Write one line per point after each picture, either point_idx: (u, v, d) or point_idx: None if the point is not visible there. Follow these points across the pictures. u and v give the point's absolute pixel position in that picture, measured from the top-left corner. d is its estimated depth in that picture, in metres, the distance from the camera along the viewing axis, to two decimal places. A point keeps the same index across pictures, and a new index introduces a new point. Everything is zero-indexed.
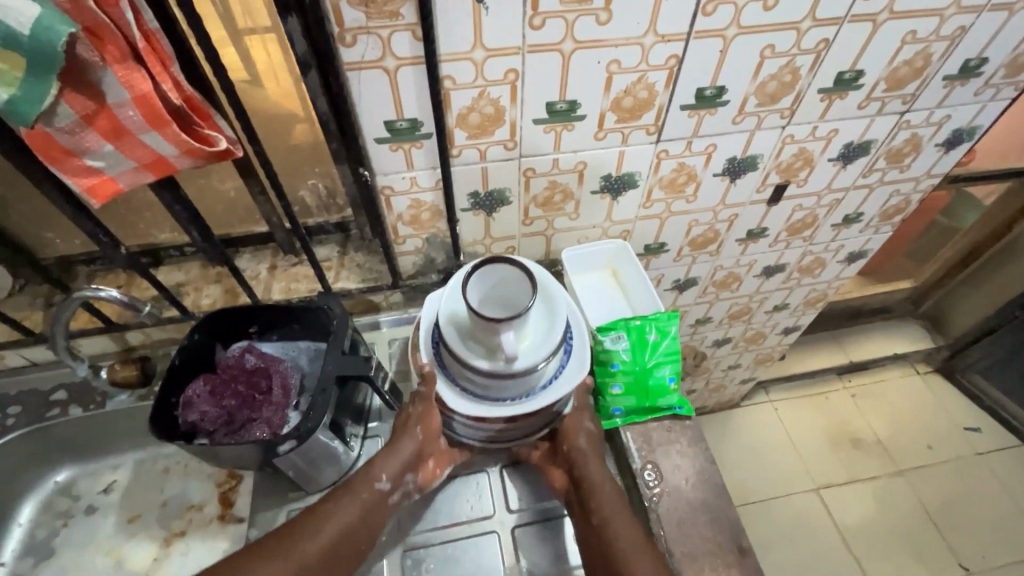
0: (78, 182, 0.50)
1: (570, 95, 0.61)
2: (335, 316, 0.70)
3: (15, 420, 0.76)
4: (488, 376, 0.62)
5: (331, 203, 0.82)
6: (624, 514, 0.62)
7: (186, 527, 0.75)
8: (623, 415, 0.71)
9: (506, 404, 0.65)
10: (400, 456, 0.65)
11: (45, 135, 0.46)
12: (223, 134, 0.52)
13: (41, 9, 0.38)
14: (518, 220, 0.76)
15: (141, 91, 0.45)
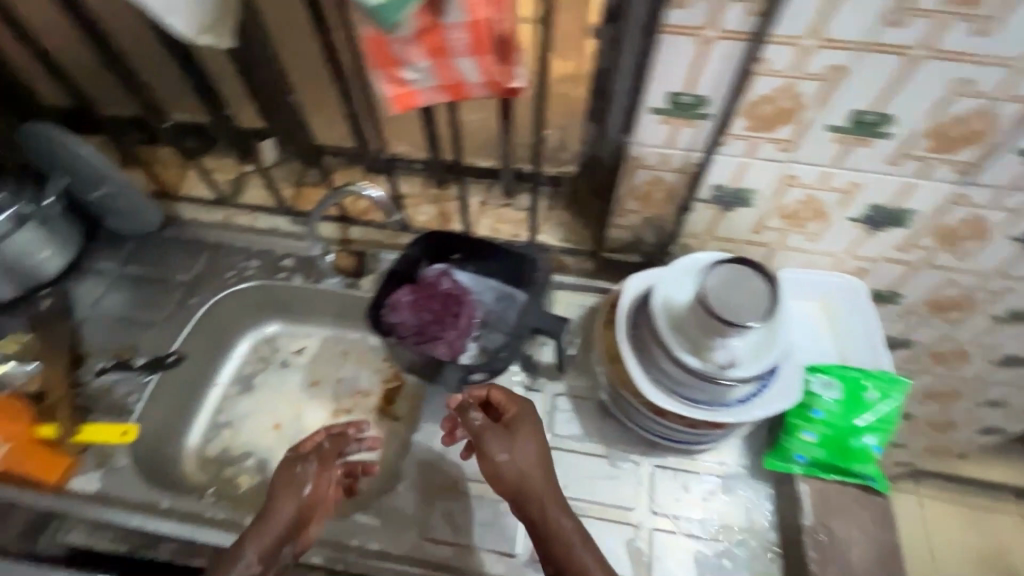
0: (390, 88, 0.56)
1: (702, 89, 0.57)
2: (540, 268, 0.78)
3: (148, 256, 0.93)
4: (689, 381, 0.63)
5: (463, 148, 0.87)
6: (536, 475, 0.64)
7: (266, 379, 0.93)
8: (804, 465, 0.69)
9: (690, 404, 0.65)
10: (279, 513, 0.64)
11: (383, 40, 0.52)
12: (517, 76, 0.55)
13: None
14: (614, 207, 0.75)
15: (479, 16, 0.50)
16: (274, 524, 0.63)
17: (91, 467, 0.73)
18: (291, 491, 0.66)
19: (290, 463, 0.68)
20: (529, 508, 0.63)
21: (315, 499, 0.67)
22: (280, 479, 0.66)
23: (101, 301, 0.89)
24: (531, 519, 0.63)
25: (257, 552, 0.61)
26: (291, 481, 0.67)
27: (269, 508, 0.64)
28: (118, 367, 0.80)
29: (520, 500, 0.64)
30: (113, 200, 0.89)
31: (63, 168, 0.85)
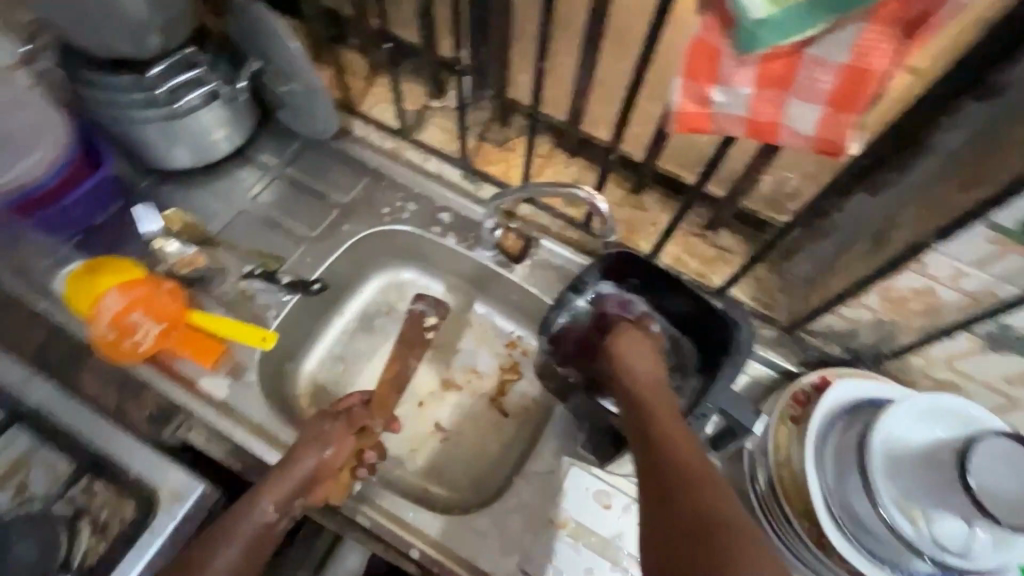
0: (681, 104, 0.45)
1: None
2: (740, 334, 0.66)
3: (316, 166, 0.89)
4: (880, 532, 0.56)
5: (678, 157, 0.74)
6: (678, 436, 0.56)
7: (390, 323, 0.88)
8: None
9: (860, 548, 0.58)
10: (297, 465, 0.64)
11: (712, 46, 0.41)
12: (857, 143, 0.42)
13: None
14: (851, 292, 0.62)
15: (866, 62, 0.37)
16: (296, 474, 0.64)
17: (222, 371, 0.73)
18: (314, 439, 0.67)
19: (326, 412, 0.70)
20: (650, 461, 0.55)
21: (317, 475, 0.65)
22: (311, 431, 0.68)
23: (258, 197, 0.87)
24: (677, 478, 0.52)
25: (271, 496, 0.63)
26: (320, 434, 0.68)
27: (293, 457, 0.65)
28: (263, 276, 0.78)
29: (665, 489, 0.52)
30: (293, 97, 0.84)
31: (258, 52, 0.80)
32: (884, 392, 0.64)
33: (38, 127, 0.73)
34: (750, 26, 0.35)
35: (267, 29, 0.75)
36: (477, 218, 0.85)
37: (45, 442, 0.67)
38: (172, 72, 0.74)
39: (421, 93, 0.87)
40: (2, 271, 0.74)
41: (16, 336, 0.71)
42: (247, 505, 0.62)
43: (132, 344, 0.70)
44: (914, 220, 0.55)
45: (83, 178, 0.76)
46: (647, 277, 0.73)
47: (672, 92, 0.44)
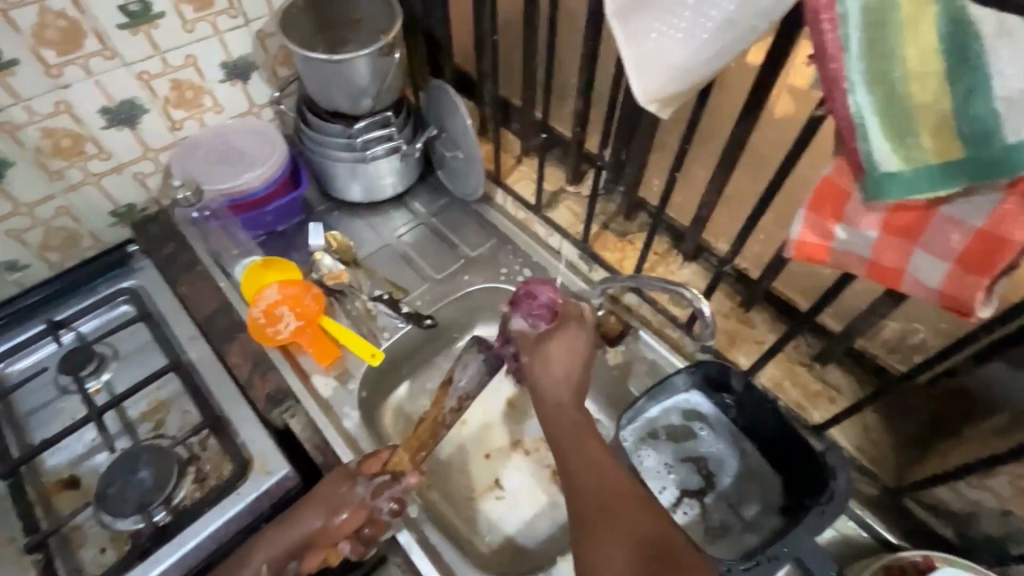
0: (801, 235, 0.48)
1: None
2: (838, 480, 0.60)
3: (456, 222, 1.02)
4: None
5: (795, 284, 0.74)
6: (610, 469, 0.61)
7: None
8: None
9: None
10: (298, 527, 0.66)
11: (840, 188, 0.44)
12: (990, 308, 0.41)
13: (993, 110, 0.33)
14: (972, 469, 0.56)
15: (1003, 229, 0.38)
16: (294, 532, 0.66)
17: (333, 373, 0.83)
18: (321, 501, 0.67)
19: (350, 477, 0.69)
20: (576, 460, 0.63)
21: (330, 529, 0.67)
22: (321, 493, 0.68)
23: (401, 236, 1.01)
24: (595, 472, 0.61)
25: (264, 556, 0.65)
26: (330, 497, 0.68)
27: (296, 515, 0.67)
28: (389, 303, 0.88)
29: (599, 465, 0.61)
30: (454, 162, 0.99)
31: (437, 122, 0.97)
32: None
33: (264, 149, 0.94)
34: (879, 175, 0.38)
35: (451, 107, 0.91)
36: (584, 296, 0.91)
37: (186, 392, 0.81)
38: (371, 127, 0.92)
39: (560, 178, 0.97)
40: (202, 247, 0.92)
41: (195, 301, 0.88)
42: (249, 557, 0.65)
43: (274, 331, 0.83)
44: None
45: (283, 193, 0.95)
46: (742, 396, 0.71)
47: (794, 222, 0.48)
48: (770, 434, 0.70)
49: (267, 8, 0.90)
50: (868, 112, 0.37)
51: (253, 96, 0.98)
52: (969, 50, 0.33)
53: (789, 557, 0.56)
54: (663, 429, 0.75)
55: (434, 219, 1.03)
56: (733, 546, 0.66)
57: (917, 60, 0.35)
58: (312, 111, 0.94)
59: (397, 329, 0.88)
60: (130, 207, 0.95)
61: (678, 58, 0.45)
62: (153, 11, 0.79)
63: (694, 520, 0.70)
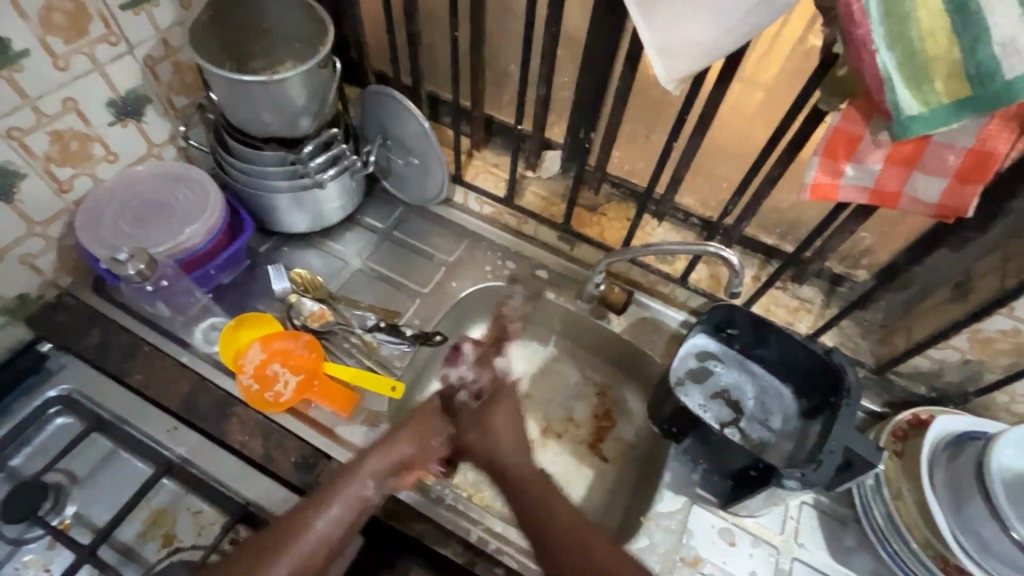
0: (815, 177, 0.55)
1: None
2: (848, 376, 0.71)
3: (422, 231, 0.98)
4: (1008, 557, 0.60)
5: (760, 222, 0.85)
6: (555, 508, 0.67)
7: None
8: None
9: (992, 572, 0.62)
10: (399, 448, 0.68)
11: (850, 133, 0.51)
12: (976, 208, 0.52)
13: (994, 54, 0.41)
14: (937, 336, 0.71)
15: (990, 146, 0.48)
16: (394, 453, 0.68)
17: (358, 420, 0.76)
18: (420, 429, 0.72)
19: (442, 415, 0.75)
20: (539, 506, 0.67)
21: (428, 450, 0.71)
22: (417, 423, 0.72)
23: (367, 258, 0.94)
24: (550, 527, 0.65)
25: (373, 466, 0.66)
26: (425, 428, 0.72)
27: (394, 438, 0.69)
28: (388, 329, 0.83)
29: (564, 530, 0.64)
30: (407, 169, 0.94)
31: (382, 130, 0.91)
32: (979, 425, 0.70)
33: (194, 197, 0.80)
34: (904, 119, 0.45)
35: (399, 111, 0.86)
36: (575, 274, 0.94)
37: (190, 491, 0.70)
38: (317, 148, 0.84)
39: (518, 165, 0.97)
40: (145, 326, 0.79)
41: (159, 387, 0.74)
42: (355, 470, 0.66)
43: (275, 394, 0.75)
44: (997, 272, 0.64)
45: (226, 241, 0.83)
46: (744, 328, 0.80)
47: (808, 168, 0.55)
48: (776, 353, 0.80)
49: (152, 27, 0.75)
50: (891, 68, 0.44)
51: (151, 136, 0.83)
52: (970, 8, 0.40)
53: (841, 449, 0.66)
54: (686, 376, 0.83)
55: (397, 231, 0.98)
56: (778, 455, 0.77)
57: (928, 21, 0.42)
58: (237, 141, 0.82)
59: (408, 354, 0.83)
60: (22, 298, 0.76)
61: (706, 39, 0.49)
62: (13, 49, 0.63)
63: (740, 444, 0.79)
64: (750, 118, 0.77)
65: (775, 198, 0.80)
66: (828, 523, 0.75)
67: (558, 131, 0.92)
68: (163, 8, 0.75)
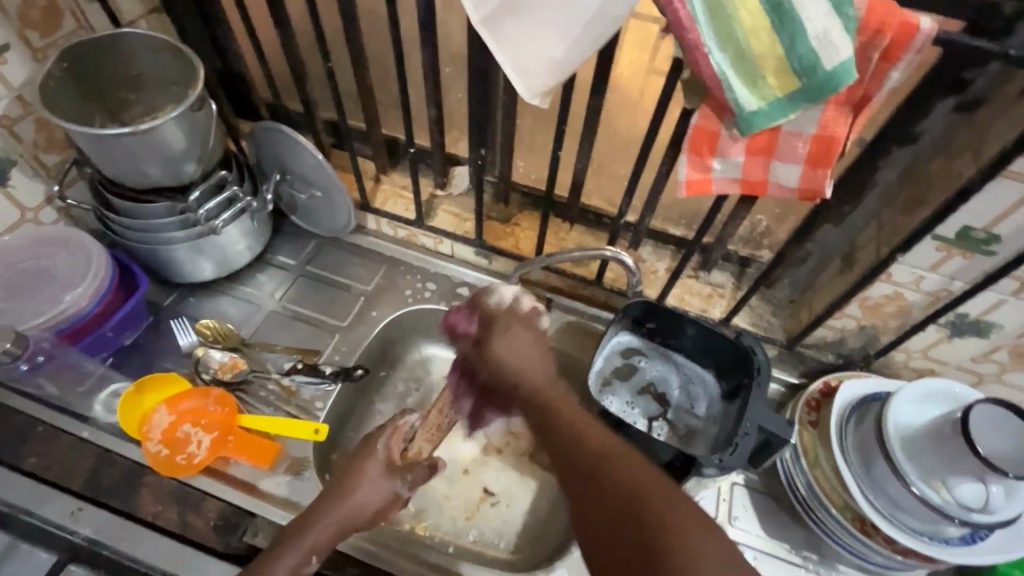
0: (687, 174, 0.56)
1: (999, 228, 0.57)
2: (758, 358, 0.74)
3: (337, 262, 0.96)
4: (913, 509, 0.63)
5: (664, 215, 0.86)
6: (589, 429, 0.54)
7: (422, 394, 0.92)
8: None
9: (901, 526, 0.65)
10: (353, 499, 0.66)
11: (709, 130, 0.53)
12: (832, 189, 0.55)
13: (811, 48, 0.43)
14: (833, 307, 0.74)
15: (831, 130, 0.50)
16: (350, 506, 0.65)
17: (280, 469, 0.74)
18: (373, 484, 0.68)
19: (390, 473, 0.70)
20: (568, 467, 0.52)
21: (383, 507, 0.68)
22: (364, 469, 0.69)
23: (282, 298, 0.91)
24: (591, 457, 0.51)
25: (316, 538, 0.63)
26: (367, 475, 0.69)
27: (347, 487, 0.67)
28: (307, 370, 0.81)
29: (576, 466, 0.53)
30: (312, 202, 0.92)
31: (280, 166, 0.88)
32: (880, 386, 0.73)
33: (76, 260, 0.76)
34: (745, 115, 0.47)
35: (292, 146, 0.84)
36: (496, 288, 0.94)
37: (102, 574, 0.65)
38: (208, 193, 0.80)
39: (427, 184, 0.96)
40: (39, 405, 0.74)
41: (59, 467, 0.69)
42: (307, 534, 0.63)
43: (188, 457, 0.72)
44: (874, 242, 0.67)
45: (121, 302, 0.78)
46: (661, 321, 0.82)
47: (680, 166, 0.56)
48: (693, 342, 0.82)
49: (5, 87, 0.70)
50: (726, 68, 0.45)
51: (22, 199, 0.78)
52: (783, 6, 0.42)
53: (756, 429, 0.68)
54: (613, 376, 0.84)
55: (312, 266, 0.95)
56: (705, 441, 0.79)
57: (749, 21, 0.43)
58: (119, 196, 0.78)
59: (331, 393, 0.81)
60: None
61: (557, 56, 0.49)
62: None
63: (670, 436, 0.80)
64: (638, 118, 0.79)
65: (673, 191, 0.82)
66: (759, 499, 0.77)
67: (461, 147, 0.92)
68: (14, 65, 0.70)
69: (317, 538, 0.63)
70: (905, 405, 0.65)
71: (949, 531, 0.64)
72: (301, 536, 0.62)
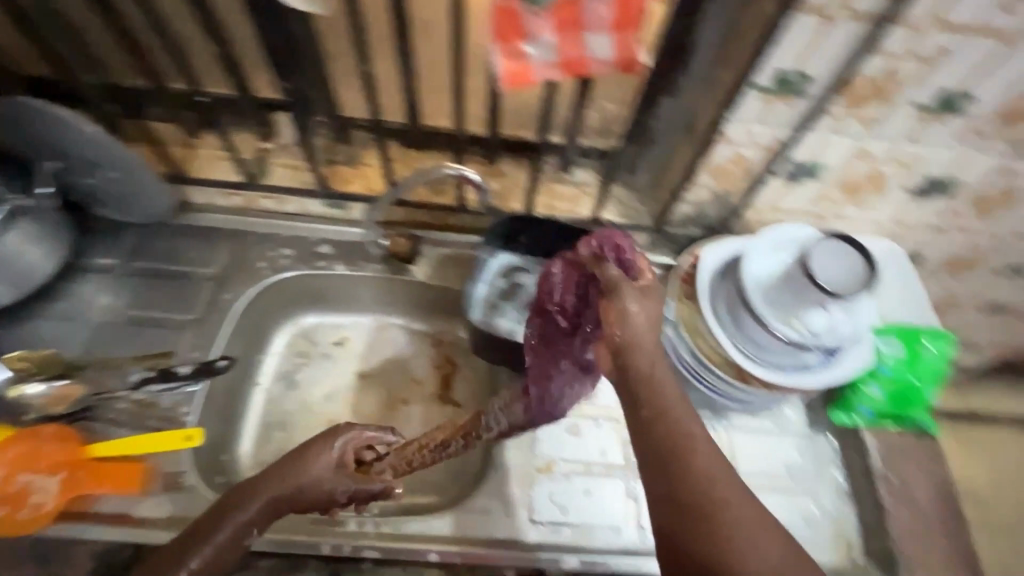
0: (504, 65, 0.52)
1: (808, 66, 0.58)
2: None
3: (169, 250, 0.83)
4: (778, 348, 0.69)
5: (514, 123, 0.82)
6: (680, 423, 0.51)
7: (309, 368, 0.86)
8: (869, 416, 0.76)
9: (770, 365, 0.71)
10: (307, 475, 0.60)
11: (509, 9, 0.48)
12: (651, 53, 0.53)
13: None
14: (686, 181, 0.75)
15: None
16: (296, 484, 0.60)
17: (156, 489, 0.66)
18: (330, 459, 0.62)
19: (339, 474, 0.62)
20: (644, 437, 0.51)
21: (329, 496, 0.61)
22: (322, 452, 0.62)
23: (111, 305, 0.78)
24: (661, 458, 0.50)
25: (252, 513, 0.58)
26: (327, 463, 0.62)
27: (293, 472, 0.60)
28: (160, 376, 0.72)
29: (698, 513, 0.48)
30: (111, 187, 0.77)
31: (51, 151, 0.72)
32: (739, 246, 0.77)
33: None
34: None
35: (53, 122, 0.68)
36: (356, 238, 0.85)
37: None
38: None
39: (250, 140, 0.84)
40: None
41: None
42: (243, 509, 0.59)
43: (34, 508, 0.62)
44: (708, 105, 0.67)
45: None
46: (531, 233, 0.80)
47: (494, 58, 0.52)
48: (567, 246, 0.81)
49: None
50: None
51: None
52: None
53: None
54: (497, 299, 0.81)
55: (138, 262, 0.82)
56: None
57: None
58: None
59: (195, 393, 0.72)
60: None
61: None
62: None
63: None
64: None
65: (515, 94, 0.77)
66: None
67: None
68: None
69: (219, 550, 0.57)
70: (755, 255, 0.70)
71: (811, 359, 0.70)
72: (209, 535, 0.57)
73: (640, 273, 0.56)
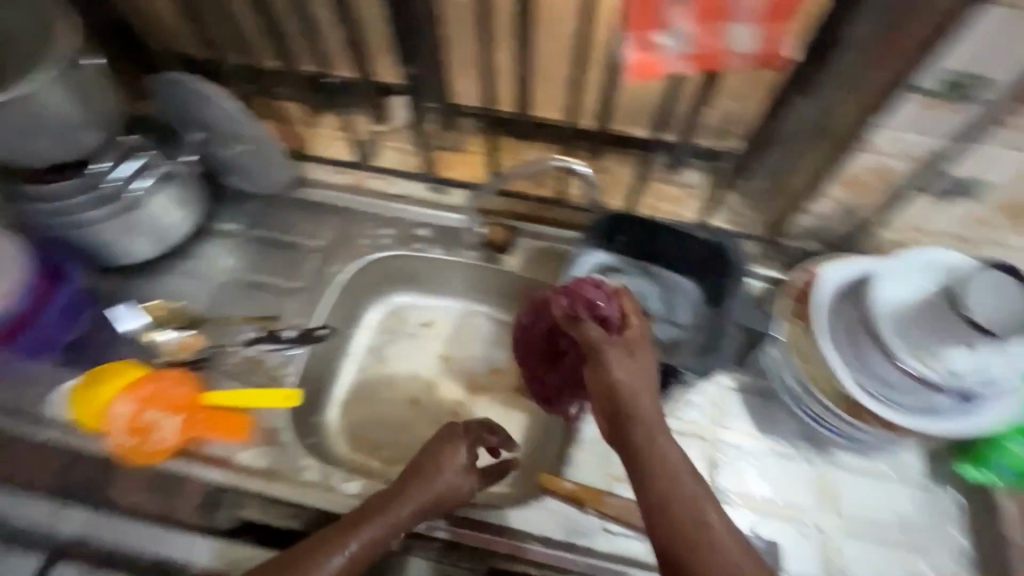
0: (635, 55, 0.55)
1: (987, 67, 0.50)
2: (734, 255, 0.69)
3: (285, 222, 0.89)
4: (904, 386, 0.61)
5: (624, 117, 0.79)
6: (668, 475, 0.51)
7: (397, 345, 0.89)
8: (1010, 478, 0.65)
9: (894, 405, 0.63)
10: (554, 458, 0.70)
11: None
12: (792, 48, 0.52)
13: None
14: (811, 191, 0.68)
15: None
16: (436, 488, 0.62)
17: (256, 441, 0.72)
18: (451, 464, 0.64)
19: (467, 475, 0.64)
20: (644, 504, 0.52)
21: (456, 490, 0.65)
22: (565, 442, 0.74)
23: (231, 267, 0.85)
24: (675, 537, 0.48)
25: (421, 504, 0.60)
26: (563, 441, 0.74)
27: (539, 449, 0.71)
28: (268, 337, 0.78)
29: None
30: (241, 159, 0.84)
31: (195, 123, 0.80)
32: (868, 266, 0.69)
33: None
34: None
35: (200, 97, 0.75)
36: (454, 224, 0.86)
37: (91, 567, 0.64)
38: None
39: (365, 122, 0.87)
40: None
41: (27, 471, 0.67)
42: (417, 487, 0.61)
43: (156, 441, 0.68)
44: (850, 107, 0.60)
45: (54, 294, 0.73)
46: (630, 233, 0.77)
47: (626, 46, 0.54)
48: (666, 251, 0.77)
49: None
50: None
51: None
52: None
53: None
54: None
55: (257, 230, 0.88)
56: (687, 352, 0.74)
57: None
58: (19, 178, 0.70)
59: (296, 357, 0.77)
60: None
61: None
62: None
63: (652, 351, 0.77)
64: None
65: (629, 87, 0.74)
66: (750, 400, 0.75)
67: None
68: None
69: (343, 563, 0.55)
70: (890, 281, 0.62)
71: (946, 403, 0.62)
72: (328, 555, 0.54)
73: (622, 325, 0.62)
